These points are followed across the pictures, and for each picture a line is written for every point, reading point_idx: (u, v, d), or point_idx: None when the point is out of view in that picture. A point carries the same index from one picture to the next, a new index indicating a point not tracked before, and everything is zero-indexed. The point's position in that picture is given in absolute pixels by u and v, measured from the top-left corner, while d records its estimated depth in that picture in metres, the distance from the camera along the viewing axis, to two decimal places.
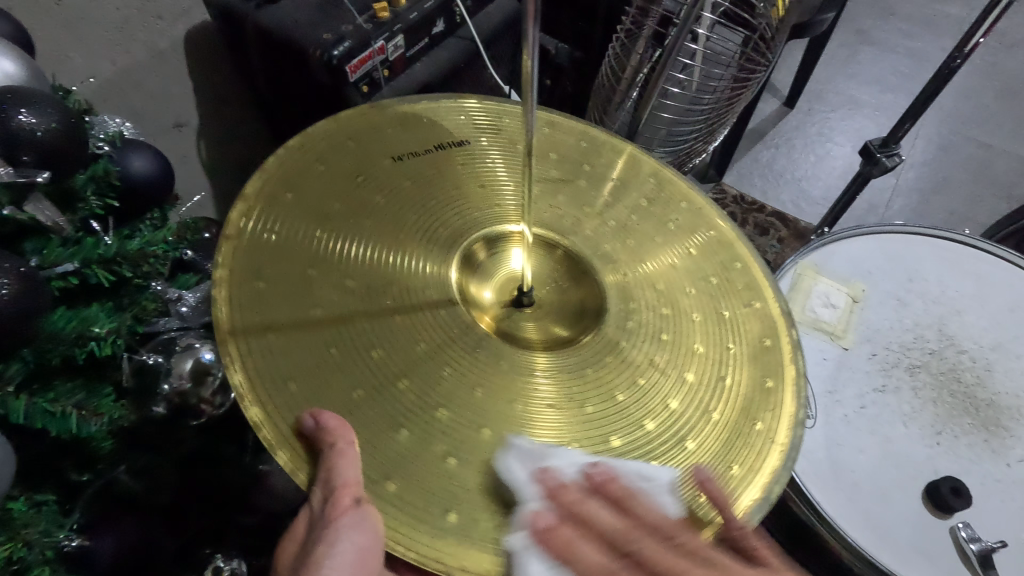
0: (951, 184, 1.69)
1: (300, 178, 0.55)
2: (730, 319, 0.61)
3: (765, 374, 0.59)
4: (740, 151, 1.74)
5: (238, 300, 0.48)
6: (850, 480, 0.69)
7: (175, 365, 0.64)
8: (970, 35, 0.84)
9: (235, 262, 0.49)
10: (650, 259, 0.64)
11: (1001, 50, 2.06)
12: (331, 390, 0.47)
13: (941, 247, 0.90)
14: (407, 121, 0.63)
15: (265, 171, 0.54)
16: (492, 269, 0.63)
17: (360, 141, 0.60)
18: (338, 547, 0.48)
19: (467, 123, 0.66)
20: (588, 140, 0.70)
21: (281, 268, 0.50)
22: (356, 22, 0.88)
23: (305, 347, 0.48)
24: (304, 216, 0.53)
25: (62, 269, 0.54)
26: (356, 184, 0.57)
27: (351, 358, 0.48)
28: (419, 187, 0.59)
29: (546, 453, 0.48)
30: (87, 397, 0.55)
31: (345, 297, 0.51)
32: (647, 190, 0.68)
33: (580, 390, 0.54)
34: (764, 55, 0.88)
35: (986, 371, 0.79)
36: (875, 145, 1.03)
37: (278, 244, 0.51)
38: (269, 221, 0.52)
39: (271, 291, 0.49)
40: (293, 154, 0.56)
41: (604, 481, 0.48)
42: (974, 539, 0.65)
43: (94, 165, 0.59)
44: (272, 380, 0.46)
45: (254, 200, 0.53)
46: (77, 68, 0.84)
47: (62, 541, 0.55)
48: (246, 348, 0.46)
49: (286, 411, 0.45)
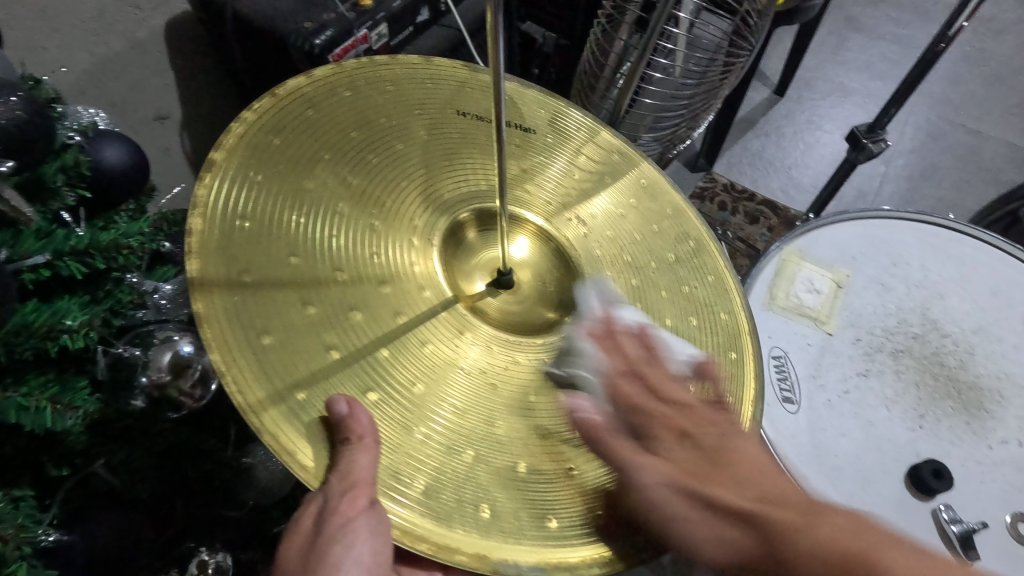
0: (940, 171, 1.69)
1: (268, 150, 0.52)
2: (690, 297, 0.63)
3: (728, 348, 0.61)
4: (729, 139, 1.74)
5: (216, 242, 0.47)
6: (833, 464, 0.69)
7: (153, 358, 0.63)
8: (954, 19, 0.83)
9: (216, 203, 0.48)
10: (620, 242, 0.64)
11: (989, 37, 2.06)
12: (303, 347, 0.46)
13: (925, 231, 0.90)
14: (383, 90, 0.61)
15: (254, 115, 0.53)
16: (479, 247, 0.64)
17: (352, 99, 0.59)
18: (357, 546, 0.46)
19: (453, 95, 0.65)
20: (570, 124, 0.70)
21: (264, 216, 0.49)
22: (337, 11, 0.87)
23: (280, 300, 0.47)
24: (290, 167, 0.52)
25: (33, 262, 0.53)
26: (344, 140, 0.56)
27: (332, 331, 0.48)
28: (406, 155, 0.59)
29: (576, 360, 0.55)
30: (61, 391, 0.54)
31: (326, 255, 0.50)
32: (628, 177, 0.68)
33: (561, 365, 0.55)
34: (747, 40, 0.87)
35: (968, 354, 0.80)
36: (861, 131, 1.03)
37: (260, 191, 0.50)
38: (240, 196, 0.49)
39: (247, 238, 0.48)
40: (283, 103, 0.55)
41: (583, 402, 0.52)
42: (955, 521, 0.65)
43: (63, 155, 0.58)
44: (243, 329, 0.45)
45: (221, 168, 0.50)
46: (53, 59, 0.83)
47: (40, 536, 0.54)
48: (220, 292, 0.45)
49: (255, 360, 0.44)
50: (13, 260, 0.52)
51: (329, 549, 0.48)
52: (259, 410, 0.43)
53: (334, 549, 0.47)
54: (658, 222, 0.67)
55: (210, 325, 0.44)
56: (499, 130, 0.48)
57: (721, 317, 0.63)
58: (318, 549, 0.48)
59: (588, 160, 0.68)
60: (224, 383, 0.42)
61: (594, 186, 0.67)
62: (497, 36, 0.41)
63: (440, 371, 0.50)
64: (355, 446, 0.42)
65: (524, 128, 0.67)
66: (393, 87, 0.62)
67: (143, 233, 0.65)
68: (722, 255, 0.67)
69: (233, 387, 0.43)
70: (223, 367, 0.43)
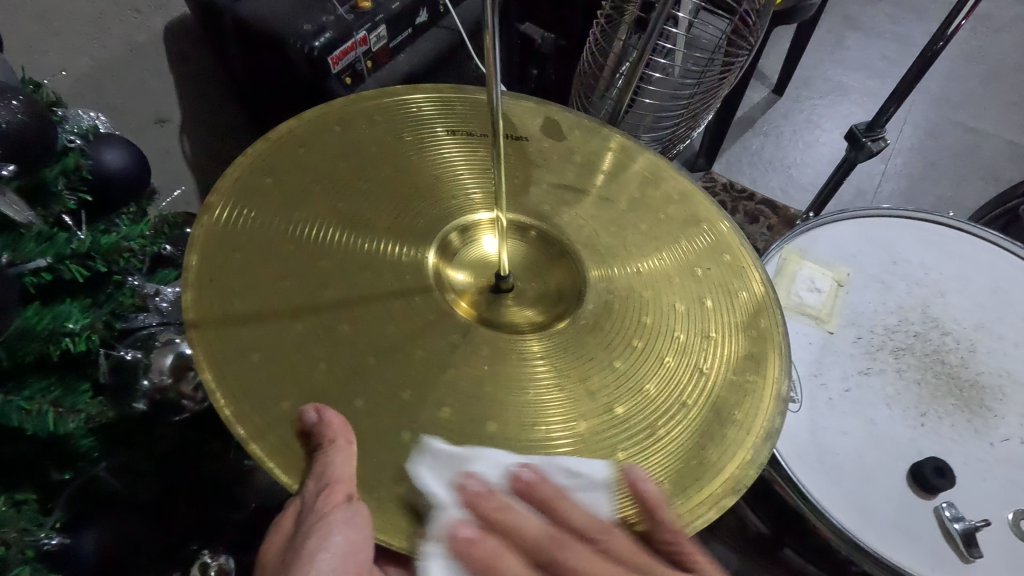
0: (939, 169, 1.70)
1: (258, 188, 0.53)
2: (704, 277, 0.62)
3: (748, 328, 0.59)
4: (729, 138, 1.74)
5: (209, 273, 0.49)
6: (834, 462, 0.69)
7: (154, 360, 0.63)
8: (952, 18, 0.83)
9: (212, 237, 0.50)
10: (627, 229, 0.64)
11: (988, 34, 2.06)
12: (295, 367, 0.47)
13: (925, 229, 0.90)
14: (374, 117, 0.62)
15: (254, 149, 0.56)
16: (467, 254, 0.62)
17: (348, 129, 0.60)
18: (332, 540, 0.45)
19: (446, 112, 0.65)
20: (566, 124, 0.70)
21: (258, 246, 0.51)
22: (337, 13, 0.87)
23: (272, 326, 0.48)
24: (283, 197, 0.54)
25: (35, 265, 0.53)
26: (335, 169, 0.57)
27: (327, 360, 0.48)
28: (398, 178, 0.59)
29: (460, 460, 0.46)
30: (62, 395, 0.54)
31: (319, 280, 0.51)
32: (632, 174, 0.67)
33: (564, 361, 0.54)
34: (745, 38, 0.87)
35: (969, 352, 0.80)
36: (860, 129, 1.03)
37: (255, 222, 0.52)
38: (233, 239, 0.51)
39: (240, 268, 0.50)
40: (275, 143, 0.57)
41: (530, 481, 0.46)
42: (958, 518, 0.65)
43: (64, 159, 0.59)
44: (236, 353, 0.47)
45: (217, 212, 0.51)
46: (52, 63, 0.82)
47: (42, 540, 0.54)
48: (214, 322, 0.47)
49: (253, 400, 0.45)
50: (15, 263, 0.52)
51: (306, 541, 0.47)
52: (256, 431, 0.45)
53: (310, 542, 0.46)
54: (665, 213, 0.66)
55: (210, 364, 0.46)
56: (495, 127, 0.48)
57: (736, 305, 0.60)
58: (297, 543, 0.48)
59: (586, 157, 0.68)
60: (220, 407, 0.44)
61: (593, 182, 0.66)
62: (489, 50, 0.41)
63: (436, 371, 0.50)
64: (328, 449, 0.43)
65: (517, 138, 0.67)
66: (388, 110, 0.63)
67: (144, 236, 0.66)
68: (740, 237, 0.66)
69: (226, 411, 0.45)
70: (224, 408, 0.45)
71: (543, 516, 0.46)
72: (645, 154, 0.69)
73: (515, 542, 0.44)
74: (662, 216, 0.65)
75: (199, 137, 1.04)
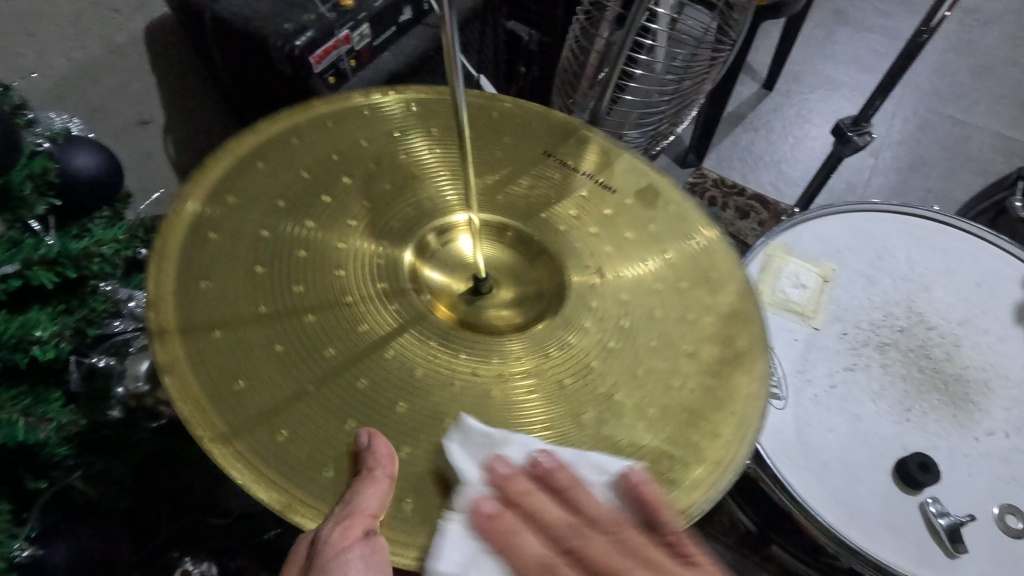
0: (929, 163, 1.70)
1: (244, 172, 0.54)
2: (688, 294, 0.60)
3: (732, 345, 0.57)
4: (719, 134, 1.73)
5: (175, 302, 0.47)
6: (820, 460, 0.69)
7: (129, 366, 0.66)
8: (936, 10, 0.83)
9: (171, 268, 0.48)
10: (607, 227, 0.62)
11: (977, 28, 2.06)
12: (266, 376, 0.46)
13: (911, 224, 0.89)
14: (367, 105, 0.63)
15: (192, 179, 0.53)
16: (446, 257, 0.62)
17: (299, 144, 0.58)
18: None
19: (393, 118, 0.63)
20: (550, 119, 0.69)
21: (222, 273, 0.49)
22: (318, 11, 0.86)
23: (243, 354, 0.46)
24: (242, 222, 0.51)
25: (2, 272, 0.52)
26: (324, 157, 0.58)
27: (294, 348, 0.47)
28: (380, 167, 0.59)
29: (494, 441, 0.46)
30: (33, 404, 0.54)
31: (291, 304, 0.49)
32: (616, 179, 0.66)
33: (513, 371, 0.52)
34: (729, 33, 0.86)
35: (954, 346, 0.80)
36: (847, 124, 1.02)
37: (214, 247, 0.50)
38: (210, 216, 0.51)
39: (209, 294, 0.47)
40: (270, 126, 0.58)
41: (549, 468, 0.47)
42: (942, 514, 0.65)
43: (30, 163, 0.57)
44: (204, 366, 0.45)
45: (194, 185, 0.52)
46: (28, 65, 0.81)
47: (14, 551, 0.54)
48: (185, 359, 0.45)
49: (209, 381, 0.45)
50: None
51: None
52: (254, 462, 0.43)
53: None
54: (653, 219, 0.64)
55: (167, 340, 0.45)
56: (463, 131, 0.47)
57: (718, 316, 0.59)
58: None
59: (563, 159, 0.66)
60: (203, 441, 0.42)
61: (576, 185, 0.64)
62: (452, 49, 0.42)
63: (414, 372, 0.49)
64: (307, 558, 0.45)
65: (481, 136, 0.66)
66: (332, 125, 0.60)
67: (119, 241, 0.65)
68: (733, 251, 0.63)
69: (210, 445, 0.43)
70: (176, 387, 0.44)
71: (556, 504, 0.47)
72: (624, 158, 0.68)
73: (532, 522, 0.46)
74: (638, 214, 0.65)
75: (183, 138, 1.03)
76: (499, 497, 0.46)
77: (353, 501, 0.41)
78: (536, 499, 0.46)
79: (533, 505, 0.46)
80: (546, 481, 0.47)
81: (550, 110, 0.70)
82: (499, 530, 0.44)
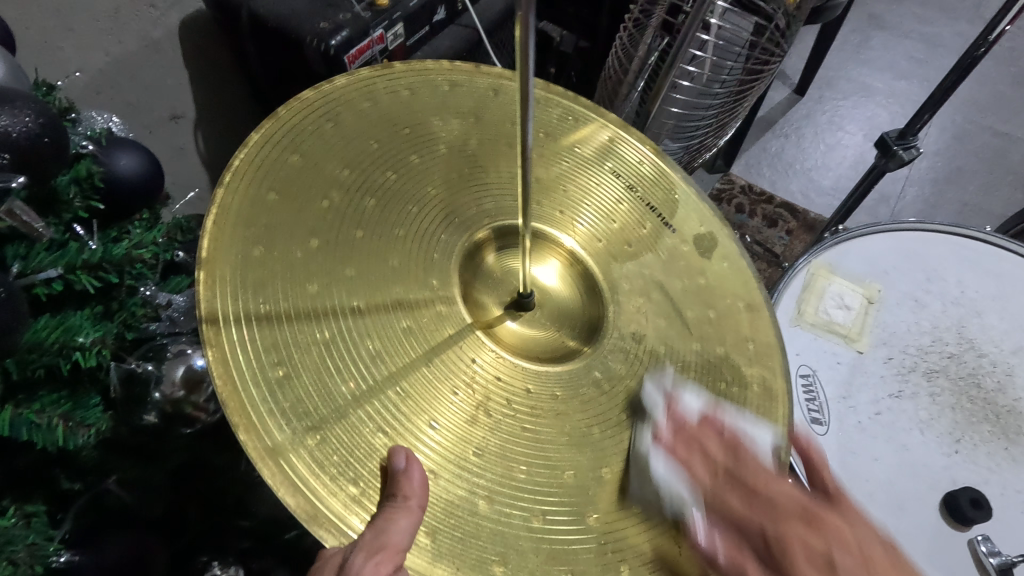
0: (966, 174, 1.65)
1: (310, 134, 0.52)
2: (718, 318, 0.60)
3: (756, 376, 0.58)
4: (750, 139, 1.69)
5: (227, 265, 0.45)
6: (864, 490, 0.67)
7: (166, 372, 0.62)
8: (997, 21, 0.79)
9: (228, 225, 0.46)
10: (646, 245, 0.62)
11: (1020, 35, 1.99)
12: (317, 377, 0.44)
13: (963, 245, 0.86)
14: (431, 89, 0.61)
15: (261, 133, 0.51)
16: (495, 270, 0.60)
17: (371, 112, 0.56)
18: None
19: (452, 101, 0.61)
20: (604, 125, 0.67)
21: (278, 243, 0.47)
22: (354, 11, 0.85)
23: (289, 335, 0.45)
24: (307, 190, 0.50)
25: (45, 276, 0.52)
26: (393, 137, 0.56)
27: (343, 345, 0.46)
28: (438, 162, 0.57)
29: (680, 388, 0.53)
30: (73, 408, 0.53)
31: (344, 287, 0.48)
32: (679, 219, 0.64)
33: (548, 403, 0.51)
34: (778, 45, 0.84)
35: (1007, 376, 0.77)
36: (892, 137, 0.99)
37: (275, 213, 0.48)
38: (272, 178, 0.49)
39: (263, 264, 0.46)
40: (342, 95, 0.56)
41: (682, 412, 0.51)
42: (993, 553, 0.62)
43: (77, 166, 0.57)
44: (250, 342, 0.44)
45: (259, 142, 0.50)
46: (67, 59, 0.82)
47: (51, 556, 0.53)
48: (232, 341, 0.43)
49: (255, 373, 0.43)
50: (26, 274, 0.51)
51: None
52: (283, 463, 0.41)
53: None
54: (698, 264, 0.63)
55: (213, 307, 0.43)
56: (525, 148, 0.44)
57: (753, 384, 0.58)
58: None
59: (615, 176, 0.65)
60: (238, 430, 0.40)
61: (623, 215, 0.63)
62: (528, 109, 0.41)
63: (454, 397, 0.48)
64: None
65: (546, 134, 0.64)
66: (408, 95, 0.59)
67: (157, 244, 0.65)
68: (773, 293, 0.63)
69: (243, 435, 0.41)
70: (218, 365, 0.42)
71: (717, 437, 0.50)
72: (683, 197, 0.66)
73: (701, 458, 0.49)
74: (677, 230, 0.64)
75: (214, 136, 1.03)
76: (673, 431, 0.50)
77: (384, 530, 0.40)
78: (713, 442, 0.50)
79: (703, 457, 0.49)
80: (722, 430, 0.51)
81: (624, 126, 0.68)
82: (670, 452, 0.49)
